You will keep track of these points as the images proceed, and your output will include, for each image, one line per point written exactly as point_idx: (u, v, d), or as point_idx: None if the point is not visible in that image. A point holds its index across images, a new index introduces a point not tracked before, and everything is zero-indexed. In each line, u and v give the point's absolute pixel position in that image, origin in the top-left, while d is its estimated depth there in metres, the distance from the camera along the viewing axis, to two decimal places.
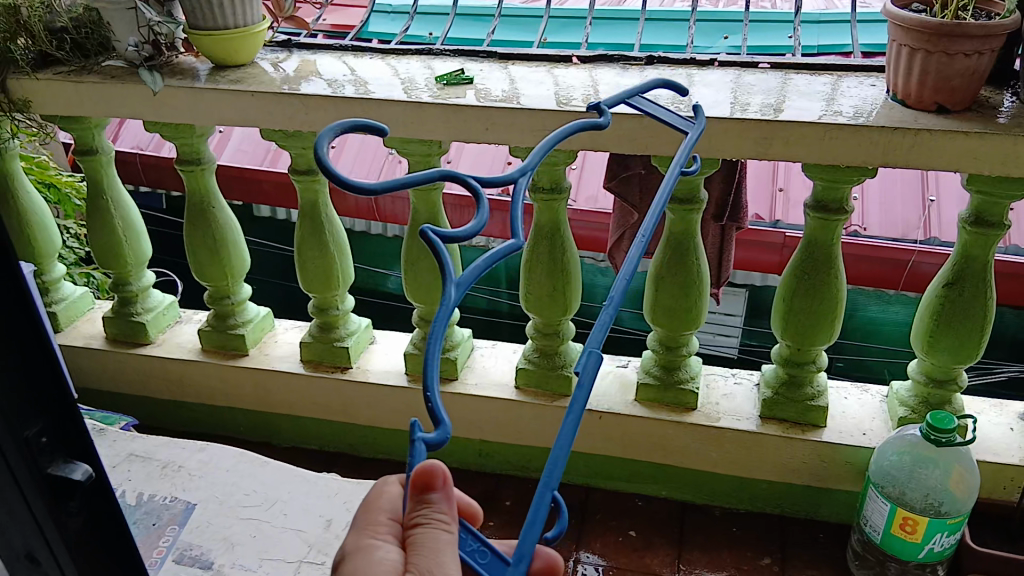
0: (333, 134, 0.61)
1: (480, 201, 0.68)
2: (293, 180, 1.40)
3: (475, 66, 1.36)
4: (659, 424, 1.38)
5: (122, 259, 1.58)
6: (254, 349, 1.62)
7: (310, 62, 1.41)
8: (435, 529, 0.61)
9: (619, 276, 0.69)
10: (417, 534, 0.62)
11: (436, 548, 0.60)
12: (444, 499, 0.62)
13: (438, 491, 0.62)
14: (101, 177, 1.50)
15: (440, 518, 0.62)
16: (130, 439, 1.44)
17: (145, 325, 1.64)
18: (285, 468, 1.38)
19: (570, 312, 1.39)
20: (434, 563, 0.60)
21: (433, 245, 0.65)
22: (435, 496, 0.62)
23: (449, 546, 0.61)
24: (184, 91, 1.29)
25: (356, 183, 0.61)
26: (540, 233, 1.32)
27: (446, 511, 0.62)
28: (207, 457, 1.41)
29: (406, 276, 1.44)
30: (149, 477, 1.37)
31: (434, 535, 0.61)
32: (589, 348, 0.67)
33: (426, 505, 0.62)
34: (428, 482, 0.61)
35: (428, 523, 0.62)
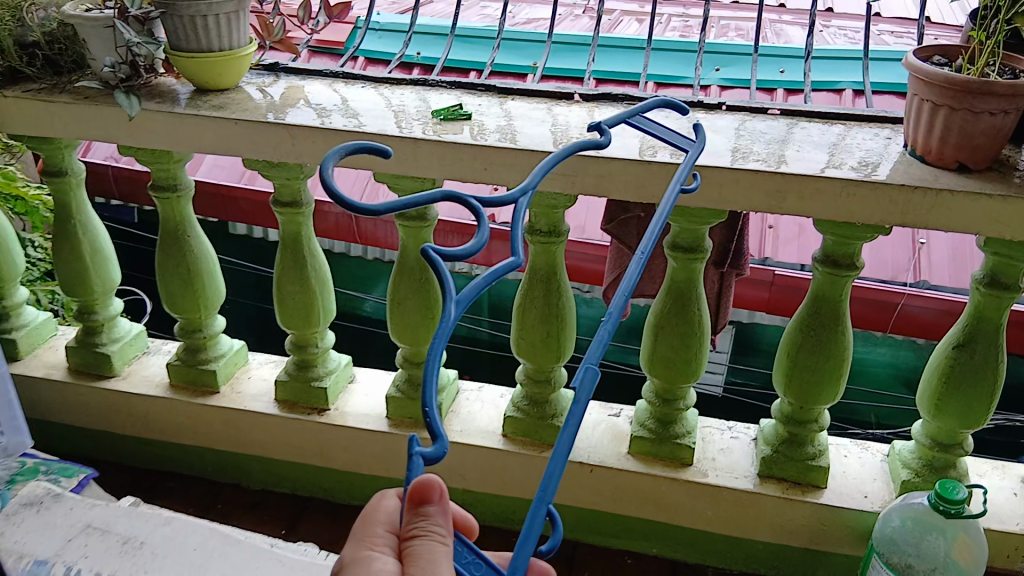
0: (340, 156, 0.62)
1: (482, 221, 0.65)
2: (275, 212, 1.32)
3: (473, 100, 1.30)
4: (652, 480, 1.31)
5: (89, 287, 1.49)
6: (226, 386, 1.53)
7: (298, 88, 1.34)
8: (431, 540, 0.60)
9: (619, 293, 0.67)
10: (414, 545, 0.60)
11: (434, 558, 0.59)
12: (441, 512, 0.61)
13: (432, 504, 0.60)
14: (70, 200, 1.41)
15: (436, 529, 0.60)
16: (89, 506, 1.34)
17: (111, 356, 1.55)
18: (258, 546, 1.30)
19: (563, 359, 1.33)
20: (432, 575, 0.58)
21: (432, 263, 0.62)
22: (430, 508, 0.60)
23: (445, 555, 0.59)
24: (162, 115, 1.21)
25: (356, 203, 0.59)
26: (534, 278, 1.26)
27: (442, 523, 0.61)
28: (172, 531, 1.32)
29: (391, 315, 1.37)
30: (108, 552, 1.28)
31: (432, 546, 0.60)
32: (587, 363, 0.65)
33: (422, 517, 0.61)
34: (423, 495, 0.60)
35: (425, 535, 0.60)
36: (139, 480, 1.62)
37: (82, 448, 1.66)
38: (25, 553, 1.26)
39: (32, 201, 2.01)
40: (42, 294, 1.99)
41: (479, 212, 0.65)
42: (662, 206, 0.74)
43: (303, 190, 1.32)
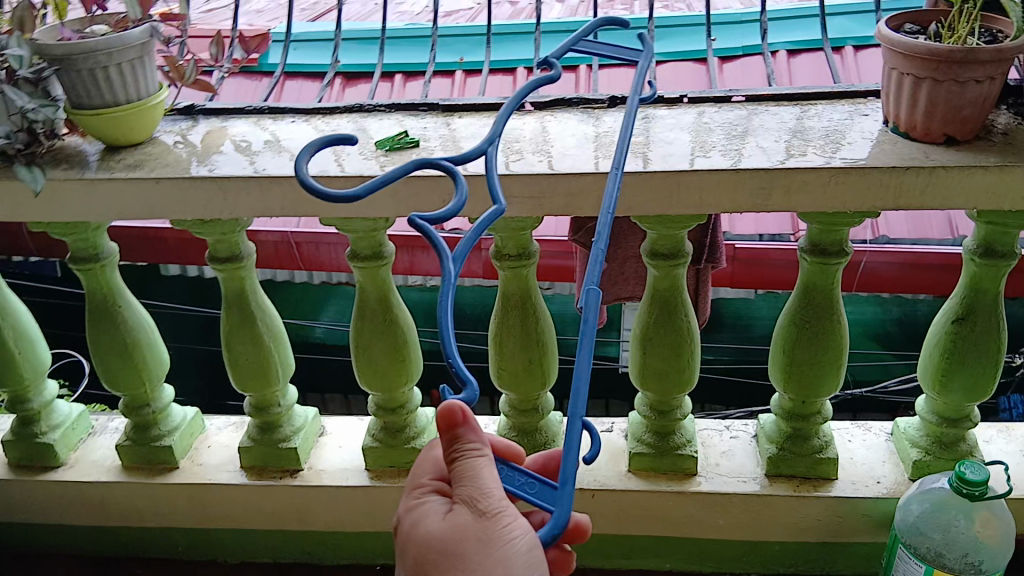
0: (309, 153, 0.59)
1: (457, 182, 0.63)
2: (214, 270, 1.20)
3: (417, 124, 1.20)
4: (658, 496, 1.25)
5: (18, 374, 1.34)
6: (185, 460, 1.41)
7: (222, 130, 1.23)
8: (472, 458, 0.61)
9: (603, 214, 0.66)
10: (457, 466, 0.62)
11: (478, 473, 0.61)
12: (475, 428, 0.62)
13: (464, 426, 0.62)
14: None
15: (473, 446, 0.62)
16: None
17: (53, 446, 1.41)
18: None
19: (547, 384, 1.25)
20: (479, 489, 0.60)
21: (422, 230, 0.60)
22: (462, 430, 0.61)
23: (488, 468, 0.62)
24: (72, 184, 1.08)
25: (337, 194, 0.57)
26: (508, 305, 1.17)
27: (476, 439, 0.62)
28: None
29: (356, 360, 1.26)
30: None
31: (474, 462, 0.61)
32: (588, 285, 0.64)
33: (457, 440, 0.62)
34: (451, 420, 0.61)
35: (464, 456, 0.62)
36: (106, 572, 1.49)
37: (36, 546, 1.52)
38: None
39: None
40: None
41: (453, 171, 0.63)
42: (627, 127, 0.72)
43: (242, 241, 1.20)
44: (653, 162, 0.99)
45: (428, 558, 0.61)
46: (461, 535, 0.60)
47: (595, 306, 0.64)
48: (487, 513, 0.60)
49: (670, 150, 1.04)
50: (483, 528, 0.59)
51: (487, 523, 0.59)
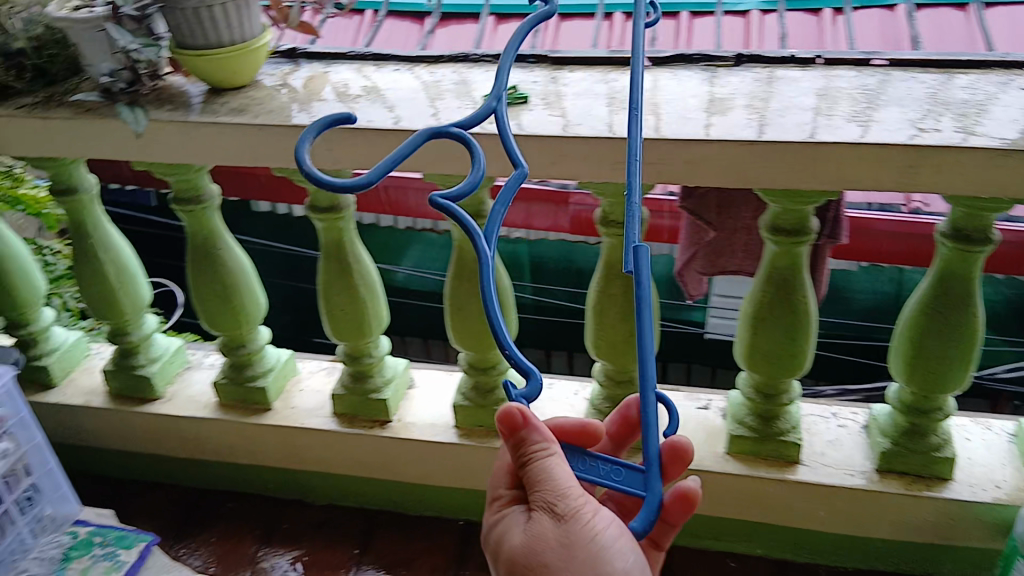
0: (314, 136, 0.60)
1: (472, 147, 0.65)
2: (313, 220, 1.18)
3: (527, 77, 1.14)
4: (757, 482, 1.19)
5: (119, 309, 1.36)
6: (278, 401, 1.43)
7: (322, 76, 1.19)
8: (542, 459, 0.63)
9: (631, 177, 0.65)
10: (529, 469, 0.63)
11: (551, 475, 0.62)
12: (538, 426, 0.64)
13: (526, 427, 0.63)
14: (85, 219, 1.27)
15: (540, 446, 0.63)
16: None
17: (152, 380, 1.43)
18: None
19: (647, 357, 1.20)
20: (554, 491, 0.62)
21: (446, 212, 0.63)
22: (524, 432, 0.63)
23: (560, 466, 0.63)
24: (174, 126, 1.06)
25: (350, 183, 0.60)
26: (612, 273, 1.12)
27: (542, 439, 0.64)
28: None
29: (451, 319, 1.23)
30: None
31: (544, 463, 0.63)
32: (632, 244, 0.63)
33: (524, 442, 0.64)
34: (512, 422, 0.63)
35: (532, 458, 0.63)
36: (198, 503, 1.53)
37: (133, 473, 1.57)
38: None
39: (40, 202, 1.62)
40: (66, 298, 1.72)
41: (465, 137, 0.65)
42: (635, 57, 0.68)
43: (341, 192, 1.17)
44: (783, 132, 0.91)
45: (520, 567, 0.64)
46: (543, 542, 0.62)
47: (643, 262, 0.62)
48: (565, 513, 0.61)
49: (802, 117, 0.95)
50: (565, 529, 0.61)
51: (569, 524, 0.61)
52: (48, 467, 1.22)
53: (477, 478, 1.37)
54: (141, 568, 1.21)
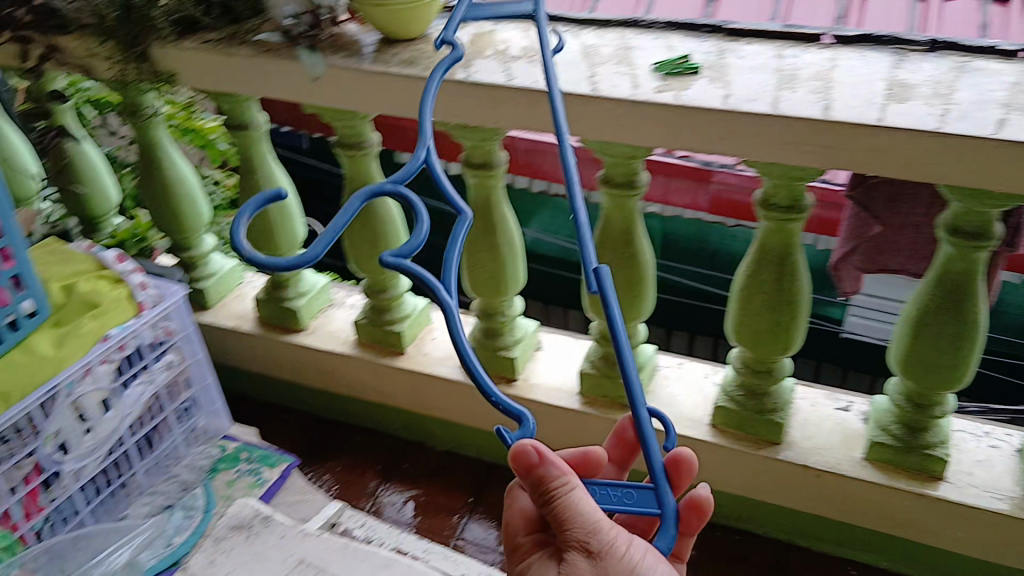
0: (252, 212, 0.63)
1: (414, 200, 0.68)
2: (466, 175, 1.19)
3: (700, 48, 1.10)
4: (892, 492, 1.15)
5: (275, 244, 1.43)
6: (410, 347, 1.48)
7: (490, 32, 1.19)
8: (566, 496, 0.66)
9: (574, 204, 0.73)
10: (553, 508, 0.66)
11: (576, 510, 0.65)
12: (554, 461, 0.66)
13: (543, 465, 0.66)
14: (253, 154, 1.34)
15: (560, 482, 0.66)
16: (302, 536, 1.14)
17: (298, 313, 1.51)
18: None
19: (790, 349, 1.16)
20: (584, 527, 0.65)
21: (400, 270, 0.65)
22: (542, 470, 0.66)
23: (583, 500, 0.66)
24: (348, 73, 1.10)
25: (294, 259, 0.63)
26: (766, 259, 1.08)
27: (561, 474, 0.66)
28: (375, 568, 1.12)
29: (590, 288, 1.22)
30: None
31: (566, 500, 0.66)
32: (589, 269, 0.70)
33: (545, 482, 0.66)
34: (527, 461, 0.66)
35: (556, 497, 0.66)
36: (326, 434, 1.60)
37: (272, 397, 1.67)
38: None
39: (208, 133, 1.73)
40: (223, 227, 1.81)
41: (401, 190, 0.67)
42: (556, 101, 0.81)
43: (496, 149, 1.18)
44: (981, 128, 0.84)
45: None
46: None
47: (608, 281, 0.69)
48: (597, 548, 0.65)
49: (1004, 111, 0.87)
50: (599, 565, 0.65)
51: (602, 557, 0.65)
52: (206, 383, 1.30)
53: None
54: (282, 487, 1.31)
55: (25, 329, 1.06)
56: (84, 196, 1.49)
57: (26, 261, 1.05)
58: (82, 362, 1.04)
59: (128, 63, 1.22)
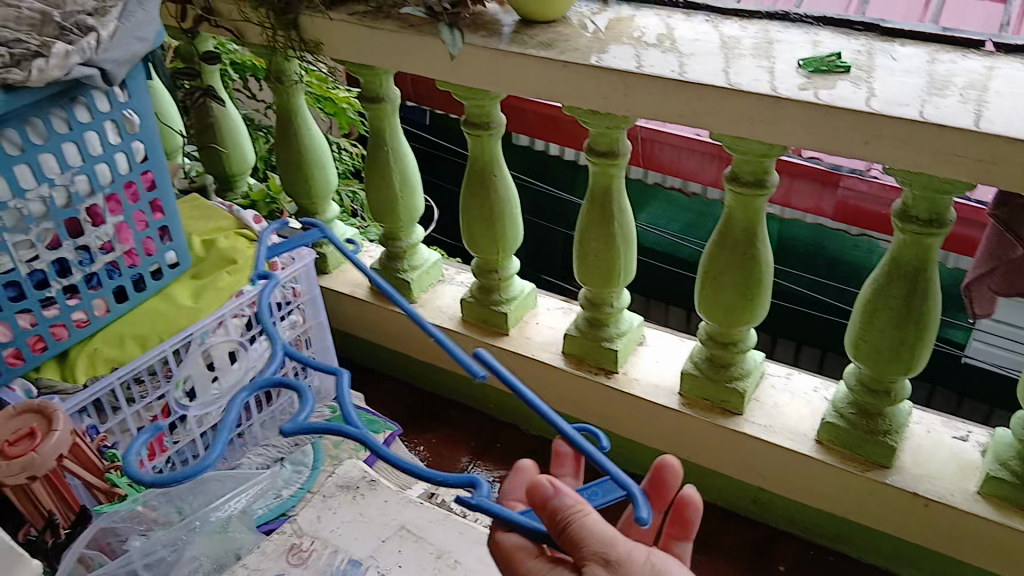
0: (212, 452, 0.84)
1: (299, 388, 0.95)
2: (589, 162, 1.18)
3: (849, 47, 1.06)
4: (1009, 532, 1.08)
5: (395, 216, 1.47)
6: (514, 329, 1.49)
7: (629, 19, 1.18)
8: (581, 518, 0.69)
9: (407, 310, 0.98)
10: (569, 532, 0.69)
11: (590, 530, 0.69)
12: (569, 490, 0.71)
13: (556, 496, 0.71)
14: (383, 126, 1.37)
15: (574, 507, 0.70)
16: (404, 503, 1.14)
17: (410, 284, 1.55)
18: None
19: (912, 371, 1.10)
20: (600, 543, 0.68)
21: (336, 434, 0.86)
22: (557, 500, 0.70)
23: (596, 521, 0.70)
24: (485, 52, 1.11)
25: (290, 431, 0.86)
26: (898, 275, 1.03)
27: (572, 499, 0.70)
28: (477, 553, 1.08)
29: (703, 288, 1.19)
30: (421, 568, 1.07)
31: (582, 521, 0.69)
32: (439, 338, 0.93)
33: (558, 511, 0.70)
34: (542, 494, 0.71)
35: (571, 520, 0.69)
36: (424, 405, 1.64)
37: (375, 363, 1.72)
38: (340, 548, 1.09)
39: (340, 103, 1.77)
40: (344, 196, 1.86)
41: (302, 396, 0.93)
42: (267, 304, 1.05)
43: (621, 138, 1.16)
44: None
45: None
46: None
47: (493, 364, 0.88)
48: (615, 557, 0.67)
49: None
50: (618, 574, 0.67)
51: (621, 564, 0.67)
52: (325, 344, 1.35)
53: (692, 449, 1.34)
54: (386, 452, 1.35)
55: (167, 278, 1.16)
56: (221, 154, 1.57)
57: (173, 215, 1.15)
58: (216, 313, 1.11)
59: (279, 30, 1.28)
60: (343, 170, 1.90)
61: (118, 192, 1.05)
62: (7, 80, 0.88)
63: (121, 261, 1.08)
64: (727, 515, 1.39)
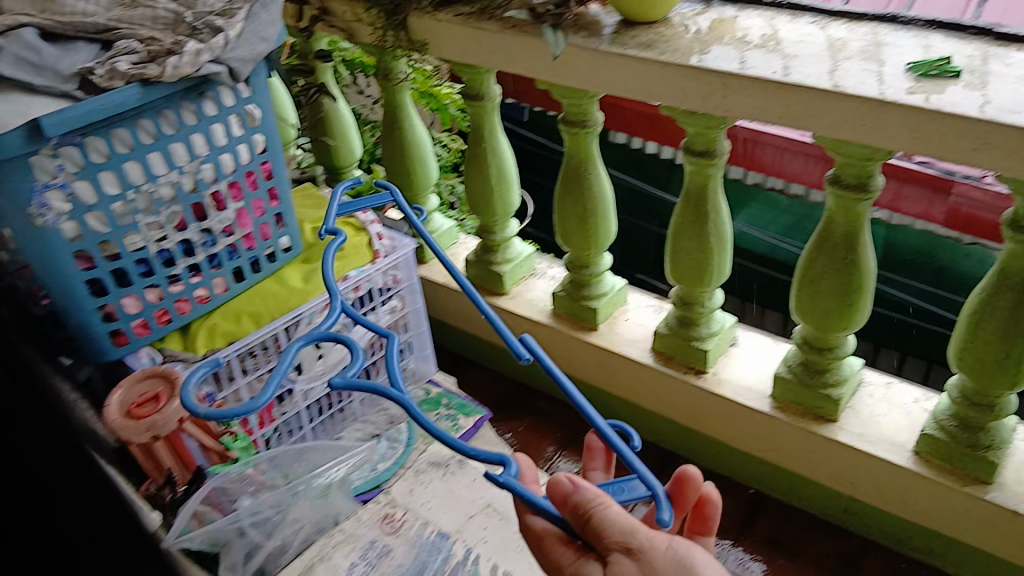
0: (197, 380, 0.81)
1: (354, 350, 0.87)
2: (685, 161, 1.19)
3: (962, 50, 1.03)
4: None
5: (492, 209, 1.51)
6: (604, 325, 1.51)
7: (732, 20, 1.17)
8: (601, 509, 0.70)
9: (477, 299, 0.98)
10: (590, 524, 0.70)
11: (610, 520, 0.69)
12: (587, 485, 0.72)
13: (576, 491, 0.72)
14: (484, 123, 1.42)
15: (593, 501, 0.71)
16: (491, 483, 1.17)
17: (502, 277, 1.59)
18: None
19: (1018, 386, 1.06)
20: (619, 532, 0.69)
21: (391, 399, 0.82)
22: (576, 494, 0.71)
23: (616, 512, 0.70)
24: (586, 52, 1.13)
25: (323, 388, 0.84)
26: (1007, 286, 0.99)
27: (590, 493, 0.71)
28: None
29: (800, 290, 1.17)
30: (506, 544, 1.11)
31: (602, 513, 0.70)
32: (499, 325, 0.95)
33: (579, 506, 0.71)
34: (562, 491, 0.72)
35: (591, 512, 0.70)
36: (512, 394, 1.68)
37: (467, 352, 1.77)
38: (430, 521, 1.15)
39: (444, 98, 1.82)
40: (443, 188, 1.91)
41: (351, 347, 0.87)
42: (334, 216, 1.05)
43: (721, 138, 1.17)
44: None
45: None
46: None
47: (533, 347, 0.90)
48: (635, 545, 0.68)
49: None
50: (640, 561, 0.67)
51: (643, 553, 0.67)
52: (421, 330, 1.41)
53: (781, 453, 1.33)
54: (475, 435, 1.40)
55: (280, 262, 1.24)
56: (331, 147, 1.65)
57: (288, 203, 1.22)
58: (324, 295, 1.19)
59: (389, 30, 1.34)
60: (444, 164, 1.96)
61: (239, 181, 1.14)
62: (145, 75, 0.97)
63: (240, 244, 1.16)
64: (814, 522, 1.37)
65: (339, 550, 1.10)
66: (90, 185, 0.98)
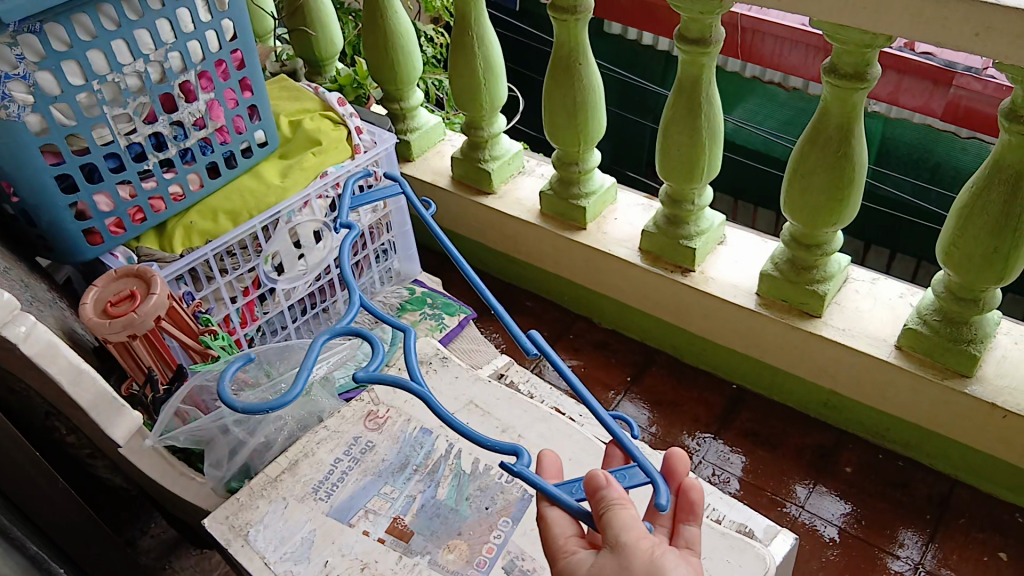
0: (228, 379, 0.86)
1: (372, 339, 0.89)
2: (678, 50, 1.14)
3: None
4: None
5: (478, 102, 1.46)
6: (592, 223, 1.49)
7: None
8: (615, 508, 0.67)
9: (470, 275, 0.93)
10: (600, 520, 0.67)
11: (617, 520, 0.66)
12: (619, 486, 0.69)
13: (605, 488, 0.68)
14: (469, 13, 1.35)
15: (615, 500, 0.67)
16: (474, 379, 1.15)
17: (490, 174, 1.55)
18: None
19: (1003, 281, 1.06)
20: (618, 531, 0.65)
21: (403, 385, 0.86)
22: (603, 490, 0.68)
23: (629, 515, 0.66)
24: None
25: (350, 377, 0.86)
26: (1000, 178, 0.97)
27: (615, 494, 0.68)
28: (549, 431, 1.06)
29: (791, 187, 1.15)
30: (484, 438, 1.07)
31: (617, 510, 0.66)
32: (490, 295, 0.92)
33: (602, 500, 0.68)
34: (594, 484, 0.69)
35: (607, 510, 0.67)
36: (501, 294, 1.68)
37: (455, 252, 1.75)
38: (414, 416, 1.10)
39: None
40: (429, 83, 1.85)
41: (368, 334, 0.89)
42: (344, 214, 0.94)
43: (715, 25, 1.11)
44: None
45: None
46: None
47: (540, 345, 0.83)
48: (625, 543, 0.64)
49: None
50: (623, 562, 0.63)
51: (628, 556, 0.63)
52: (404, 230, 1.39)
53: (766, 349, 1.34)
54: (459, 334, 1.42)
55: (256, 157, 1.20)
56: (311, 37, 1.58)
57: (262, 94, 1.18)
58: (302, 194, 1.16)
59: None
60: (431, 56, 1.90)
61: (209, 70, 1.09)
62: None
63: (213, 137, 1.13)
64: (794, 415, 1.40)
65: (323, 446, 1.06)
66: (52, 76, 0.93)
